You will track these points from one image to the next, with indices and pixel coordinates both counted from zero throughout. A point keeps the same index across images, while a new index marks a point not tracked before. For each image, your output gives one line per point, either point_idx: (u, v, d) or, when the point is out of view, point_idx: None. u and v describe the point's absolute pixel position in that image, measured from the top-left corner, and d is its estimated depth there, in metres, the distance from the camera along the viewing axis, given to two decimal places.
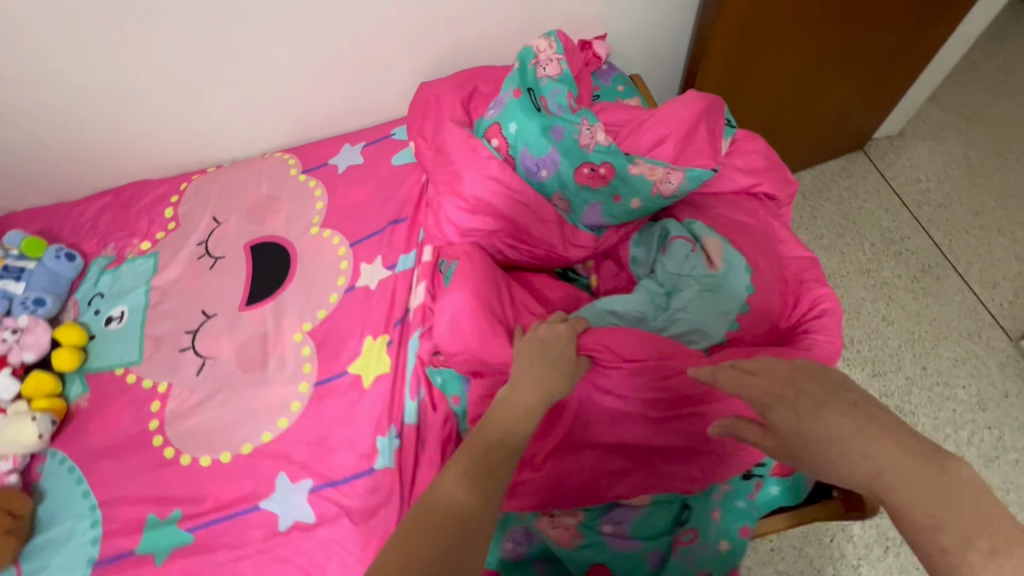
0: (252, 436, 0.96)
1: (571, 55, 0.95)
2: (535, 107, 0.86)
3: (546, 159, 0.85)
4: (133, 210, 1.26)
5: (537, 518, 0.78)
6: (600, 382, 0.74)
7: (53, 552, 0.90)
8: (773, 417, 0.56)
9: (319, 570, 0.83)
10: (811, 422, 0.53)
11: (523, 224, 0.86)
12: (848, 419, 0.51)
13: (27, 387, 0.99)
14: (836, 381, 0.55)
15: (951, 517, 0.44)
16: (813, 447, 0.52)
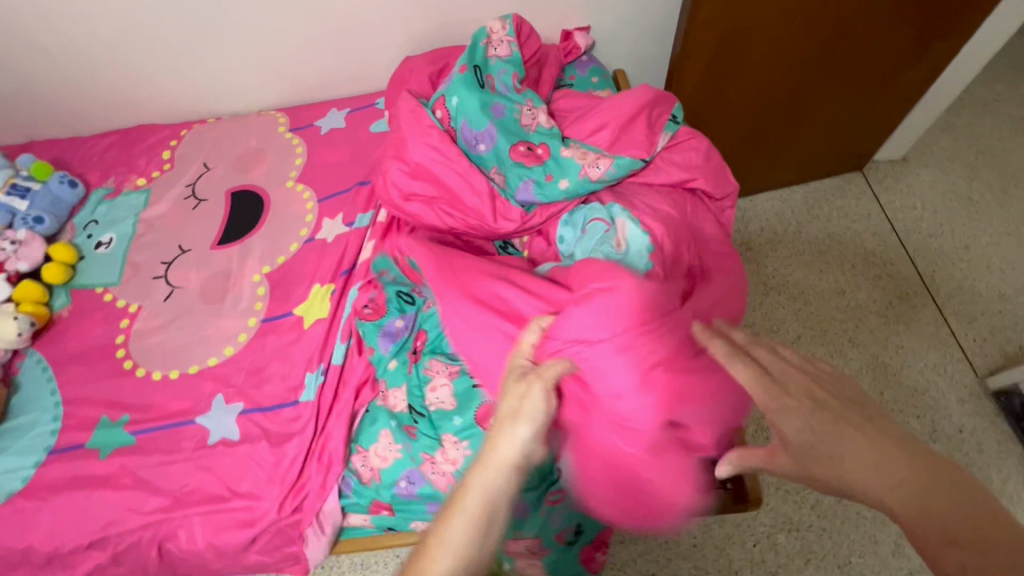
0: (200, 360, 1.06)
1: (528, 38, 0.98)
2: (479, 84, 0.91)
3: (484, 133, 0.90)
4: (135, 150, 1.38)
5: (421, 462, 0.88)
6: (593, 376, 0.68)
7: (18, 436, 1.02)
8: (790, 429, 0.58)
9: (234, 482, 0.92)
10: (829, 432, 0.56)
11: (457, 195, 0.91)
12: (870, 437, 0.55)
13: (18, 292, 1.12)
14: (849, 398, 0.58)
15: (961, 532, 0.49)
16: (823, 459, 0.55)
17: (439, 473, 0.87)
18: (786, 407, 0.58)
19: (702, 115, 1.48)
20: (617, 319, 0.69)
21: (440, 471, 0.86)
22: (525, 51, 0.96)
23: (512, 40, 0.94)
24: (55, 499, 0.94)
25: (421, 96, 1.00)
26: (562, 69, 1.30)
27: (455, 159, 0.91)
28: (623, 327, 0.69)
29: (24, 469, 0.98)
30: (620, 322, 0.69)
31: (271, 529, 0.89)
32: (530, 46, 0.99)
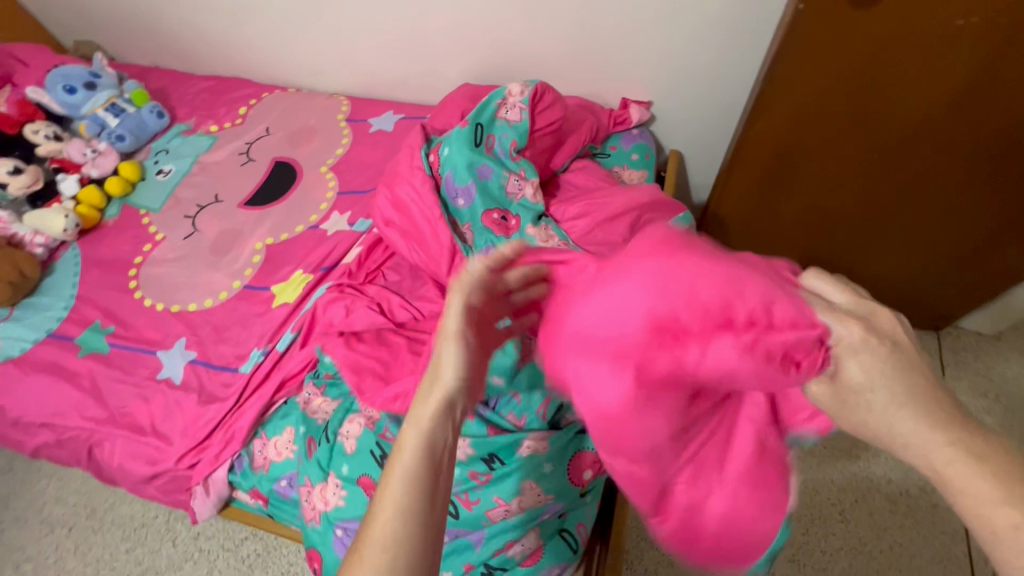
0: (184, 301, 1.17)
1: (549, 110, 0.97)
2: (475, 143, 0.92)
3: (464, 190, 0.91)
4: (221, 100, 1.55)
5: (303, 482, 0.90)
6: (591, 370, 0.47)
7: (34, 312, 1.20)
8: (847, 365, 0.43)
9: (158, 419, 1.02)
10: (912, 405, 0.40)
11: (423, 242, 0.95)
12: (919, 381, 0.41)
13: (81, 194, 1.31)
14: (900, 339, 0.44)
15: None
16: (879, 412, 0.41)
17: (311, 501, 0.89)
18: (871, 351, 0.42)
19: (752, 222, 1.32)
20: (634, 314, 0.45)
21: (312, 502, 0.89)
22: (537, 120, 0.96)
23: (525, 107, 0.94)
24: (32, 377, 1.10)
25: (431, 133, 1.03)
26: (607, 137, 1.27)
27: (431, 207, 0.94)
28: (640, 329, 0.44)
29: (25, 343, 1.16)
30: (634, 322, 0.45)
31: (171, 473, 0.97)
32: (549, 115, 0.97)
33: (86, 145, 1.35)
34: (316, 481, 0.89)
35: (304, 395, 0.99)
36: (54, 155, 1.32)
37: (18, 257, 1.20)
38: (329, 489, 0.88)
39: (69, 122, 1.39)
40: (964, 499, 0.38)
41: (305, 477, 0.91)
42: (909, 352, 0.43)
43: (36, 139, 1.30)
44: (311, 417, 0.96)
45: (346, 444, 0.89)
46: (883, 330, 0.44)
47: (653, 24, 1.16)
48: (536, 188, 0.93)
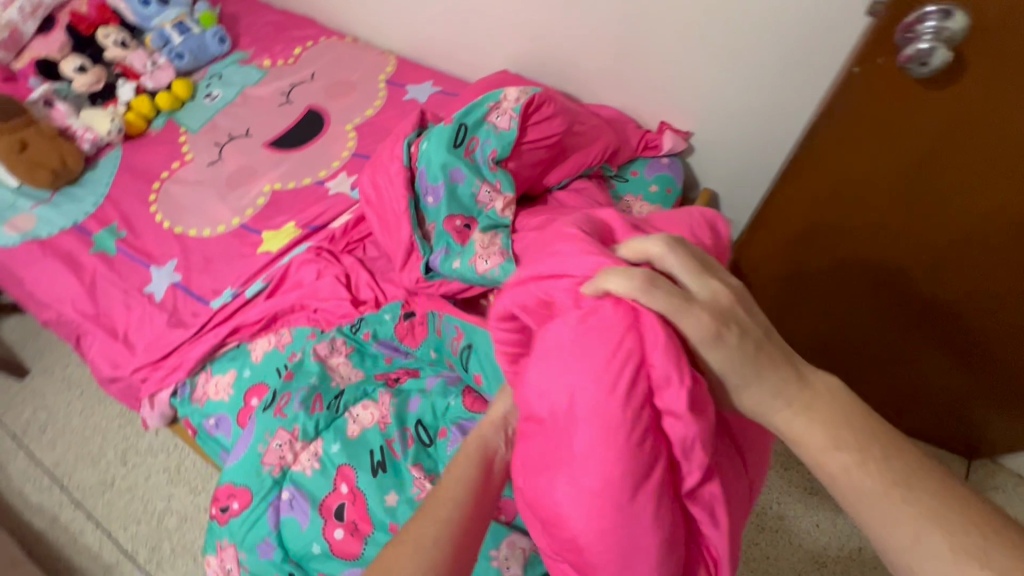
0: (187, 225, 1.24)
1: (544, 124, 0.91)
2: (455, 144, 0.88)
3: (433, 190, 0.88)
4: (281, 36, 1.59)
5: (285, 429, 0.89)
6: (568, 475, 0.52)
7: (69, 201, 1.32)
8: (715, 348, 0.49)
9: (132, 329, 1.11)
10: (769, 371, 0.49)
11: (388, 231, 0.95)
12: (772, 351, 0.50)
13: (134, 102, 1.41)
14: (757, 311, 0.53)
15: (858, 441, 0.46)
16: (748, 368, 0.49)
17: (283, 451, 0.88)
18: (713, 308, 0.50)
19: (768, 287, 1.18)
20: (570, 458, 0.52)
21: (284, 451, 0.88)
22: (529, 131, 0.90)
23: (516, 115, 0.88)
24: (49, 261, 1.22)
25: (427, 122, 0.99)
26: (630, 160, 1.18)
27: (402, 199, 0.92)
28: (587, 468, 0.51)
29: (53, 228, 1.28)
30: (581, 464, 0.51)
31: (129, 380, 1.06)
32: (543, 128, 0.91)
33: (148, 57, 1.43)
34: (301, 436, 0.88)
35: (331, 340, 1.00)
36: (118, 61, 1.42)
37: (65, 149, 1.31)
38: (307, 453, 0.87)
39: (140, 32, 1.48)
40: (818, 455, 0.47)
41: (291, 425, 0.89)
42: (753, 314, 0.51)
43: (106, 44, 1.40)
44: (327, 376, 0.95)
45: (350, 427, 0.88)
46: (736, 289, 0.52)
47: (705, 46, 1.04)
48: (507, 201, 0.87)
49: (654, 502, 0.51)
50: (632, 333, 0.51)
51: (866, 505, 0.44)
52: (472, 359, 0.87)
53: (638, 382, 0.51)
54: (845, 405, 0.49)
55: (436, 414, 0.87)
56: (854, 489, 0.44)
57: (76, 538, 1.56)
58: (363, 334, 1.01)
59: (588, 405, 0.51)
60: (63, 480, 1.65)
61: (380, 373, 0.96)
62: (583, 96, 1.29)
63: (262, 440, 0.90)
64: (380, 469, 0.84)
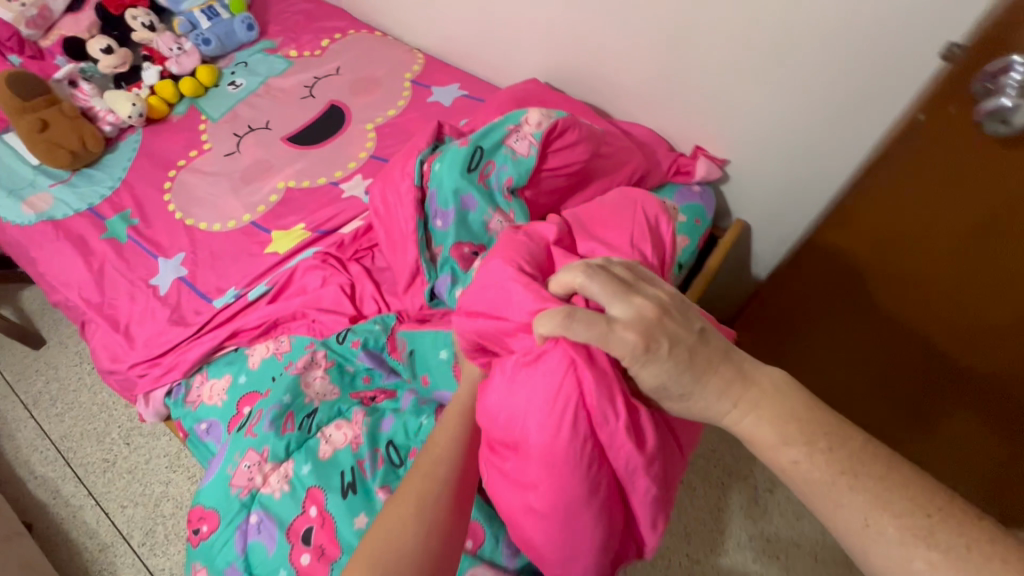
0: (198, 218, 1.22)
1: (565, 150, 0.86)
2: (468, 167, 0.83)
3: (443, 214, 0.84)
4: (310, 26, 1.55)
5: (253, 450, 0.86)
6: (525, 491, 0.61)
7: (86, 183, 1.31)
8: (648, 369, 0.53)
9: (135, 321, 1.09)
10: (709, 377, 0.54)
11: (393, 251, 0.92)
12: (704, 359, 0.54)
13: (158, 86, 1.39)
14: (685, 315, 0.55)
15: (789, 427, 0.52)
16: (683, 381, 0.54)
17: (252, 473, 0.85)
18: (639, 329, 0.52)
19: (796, 333, 1.10)
20: (526, 478, 0.60)
21: (252, 474, 0.85)
22: (548, 158, 0.85)
23: (536, 141, 0.83)
24: (61, 243, 1.22)
25: (444, 136, 0.94)
26: (659, 185, 1.11)
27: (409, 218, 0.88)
28: (539, 488, 0.59)
29: (68, 210, 1.27)
30: (535, 484, 0.60)
31: (126, 374, 1.04)
32: (565, 155, 0.86)
33: (175, 41, 1.41)
34: (270, 458, 0.85)
35: (310, 353, 0.95)
36: (145, 43, 1.40)
37: (86, 130, 1.29)
38: (277, 475, 0.84)
39: (170, 15, 1.46)
40: (759, 441, 0.53)
41: (261, 446, 0.86)
42: (678, 325, 0.54)
43: (134, 25, 1.37)
44: (301, 392, 0.91)
45: (322, 448, 0.85)
46: (661, 303, 0.55)
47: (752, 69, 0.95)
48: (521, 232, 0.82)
49: (601, 513, 0.59)
50: (574, 376, 0.57)
51: (805, 483, 0.50)
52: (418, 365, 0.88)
53: (581, 418, 0.58)
54: (785, 399, 0.53)
55: (409, 433, 0.86)
56: (804, 480, 0.50)
57: (74, 514, 1.57)
58: (349, 343, 0.96)
59: (536, 440, 0.58)
60: (67, 454, 1.67)
61: (357, 391, 0.93)
62: (615, 111, 1.22)
63: (231, 461, 0.87)
64: (350, 490, 0.80)
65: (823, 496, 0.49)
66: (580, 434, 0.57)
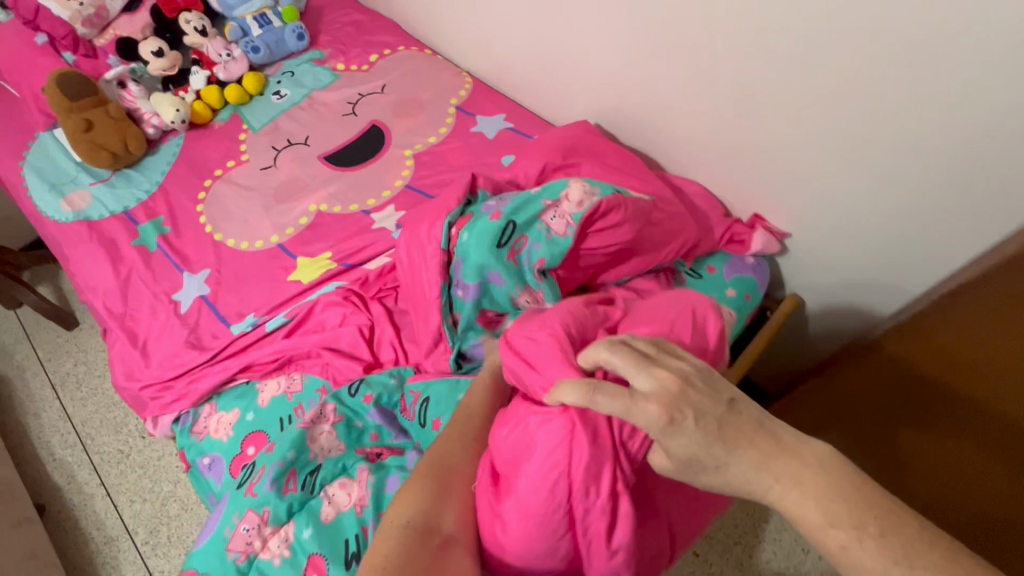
0: (227, 233, 1.20)
1: (607, 232, 0.81)
2: (497, 241, 0.79)
3: (467, 287, 0.81)
4: (361, 40, 1.51)
5: (253, 512, 0.83)
6: (494, 526, 0.59)
7: (124, 183, 1.31)
8: (673, 442, 0.48)
9: (154, 338, 1.07)
10: (743, 449, 0.48)
11: (415, 310, 0.88)
12: (736, 433, 0.48)
13: (203, 92, 1.37)
14: (710, 383, 0.51)
15: (839, 505, 0.45)
16: (713, 457, 0.48)
17: (251, 537, 0.82)
18: (661, 399, 0.48)
19: (846, 431, 0.99)
20: (496, 519, 0.58)
21: (250, 538, 0.82)
22: (585, 240, 0.81)
23: (574, 223, 0.78)
24: (93, 246, 1.21)
25: (477, 188, 0.92)
26: (708, 253, 1.02)
27: (434, 278, 0.85)
28: (508, 532, 0.57)
29: (104, 211, 1.26)
30: (503, 527, 0.58)
31: (139, 393, 1.03)
32: (608, 235, 0.81)
33: (225, 47, 1.39)
34: (271, 520, 0.82)
35: (319, 405, 0.90)
36: (196, 47, 1.39)
37: (129, 132, 1.29)
38: (277, 539, 0.82)
39: (223, 19, 1.44)
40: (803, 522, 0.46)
41: (261, 508, 0.83)
42: (706, 396, 0.50)
43: (186, 29, 1.37)
44: (306, 448, 0.87)
45: (324, 510, 0.82)
46: (684, 372, 0.51)
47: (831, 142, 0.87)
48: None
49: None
50: (572, 441, 0.56)
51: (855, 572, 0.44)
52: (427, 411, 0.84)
53: (568, 485, 0.56)
54: (832, 474, 0.47)
55: None
56: (856, 567, 0.44)
57: (86, 502, 1.59)
58: (361, 398, 0.91)
59: (523, 489, 0.56)
60: (87, 441, 1.69)
61: (363, 447, 0.89)
62: (668, 162, 1.14)
63: (229, 522, 0.84)
64: (353, 561, 0.78)
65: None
66: (560, 502, 0.56)
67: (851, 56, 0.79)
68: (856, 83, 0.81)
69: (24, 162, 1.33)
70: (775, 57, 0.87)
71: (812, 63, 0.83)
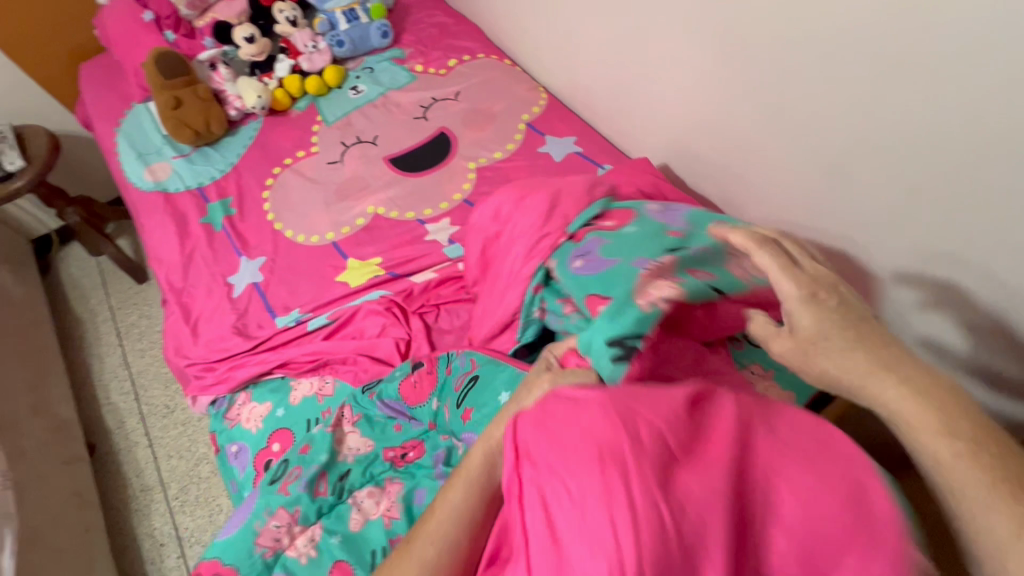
0: (287, 224, 1.22)
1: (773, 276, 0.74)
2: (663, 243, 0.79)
3: (594, 260, 0.79)
4: (442, 43, 1.51)
5: (283, 507, 0.83)
6: None
7: (201, 160, 1.36)
8: (796, 316, 0.58)
9: (206, 317, 1.11)
10: (865, 339, 0.54)
11: (494, 288, 0.88)
12: (866, 332, 0.55)
13: (286, 80, 1.41)
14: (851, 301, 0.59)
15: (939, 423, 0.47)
16: (835, 329, 0.55)
17: (279, 534, 0.81)
18: (801, 279, 0.60)
19: None
20: None
21: (279, 535, 0.81)
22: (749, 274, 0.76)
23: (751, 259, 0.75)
24: (165, 217, 1.27)
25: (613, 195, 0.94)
26: None
27: (525, 262, 0.85)
28: None
29: (180, 184, 1.32)
30: None
31: (185, 369, 1.07)
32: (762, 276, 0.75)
33: (312, 39, 1.42)
34: (300, 520, 0.82)
35: (339, 409, 0.92)
36: (286, 36, 1.43)
37: (212, 112, 1.34)
38: (304, 538, 0.81)
39: (315, 11, 1.48)
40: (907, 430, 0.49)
41: (292, 506, 0.83)
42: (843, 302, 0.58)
43: (279, 18, 1.42)
44: (336, 449, 0.88)
45: (352, 517, 0.82)
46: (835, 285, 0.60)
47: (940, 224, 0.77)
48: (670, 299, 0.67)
49: None
50: None
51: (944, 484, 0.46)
52: (469, 393, 0.82)
53: None
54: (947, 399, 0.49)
55: None
56: (949, 481, 0.45)
57: (128, 449, 1.69)
58: (369, 395, 0.93)
59: None
60: (139, 391, 1.80)
61: (389, 449, 0.88)
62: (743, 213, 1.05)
63: (258, 517, 0.83)
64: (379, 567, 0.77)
65: (1013, 523, 0.42)
66: None
67: (979, 136, 0.69)
68: (975, 163, 0.71)
69: (119, 129, 1.42)
70: (887, 124, 0.78)
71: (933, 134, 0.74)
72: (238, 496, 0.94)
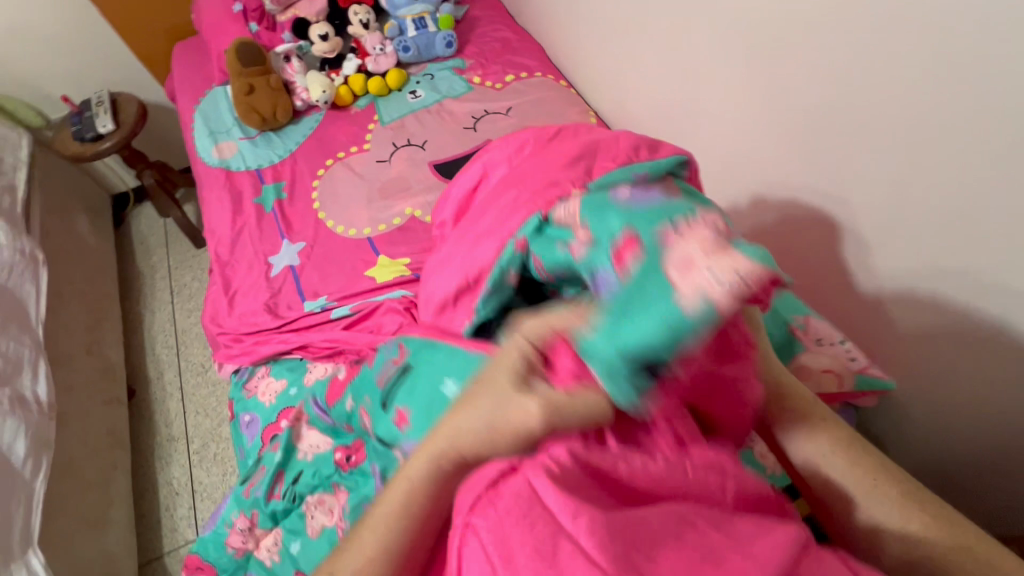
0: (330, 214, 1.29)
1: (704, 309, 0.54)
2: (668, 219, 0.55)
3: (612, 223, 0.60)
4: (503, 58, 1.55)
5: (244, 511, 0.90)
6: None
7: (263, 144, 1.46)
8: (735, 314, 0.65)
9: (243, 292, 1.19)
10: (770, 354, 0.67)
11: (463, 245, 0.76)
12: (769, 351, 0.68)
13: (351, 77, 1.49)
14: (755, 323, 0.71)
15: (832, 430, 0.63)
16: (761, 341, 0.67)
17: (245, 535, 0.88)
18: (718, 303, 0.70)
19: None
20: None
21: (245, 536, 0.88)
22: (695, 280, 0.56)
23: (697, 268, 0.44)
24: (223, 193, 1.37)
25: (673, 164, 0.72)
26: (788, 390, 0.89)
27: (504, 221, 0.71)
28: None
29: (241, 164, 1.42)
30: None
31: (217, 337, 1.15)
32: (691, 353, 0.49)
33: (380, 42, 1.50)
34: (259, 523, 0.89)
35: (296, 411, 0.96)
36: (357, 37, 1.51)
37: (280, 101, 1.44)
38: (269, 540, 0.87)
39: (387, 16, 1.56)
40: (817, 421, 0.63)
41: (250, 510, 0.89)
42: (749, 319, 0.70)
43: (353, 20, 1.51)
44: (294, 449, 0.92)
45: (307, 524, 0.84)
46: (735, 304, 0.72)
47: (960, 299, 0.75)
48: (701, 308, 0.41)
49: None
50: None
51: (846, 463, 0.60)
52: (395, 390, 0.76)
53: None
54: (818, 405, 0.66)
55: None
56: (851, 461, 0.60)
57: (163, 399, 1.82)
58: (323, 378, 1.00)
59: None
60: (181, 346, 1.94)
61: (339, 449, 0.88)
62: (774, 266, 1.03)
63: (228, 518, 0.90)
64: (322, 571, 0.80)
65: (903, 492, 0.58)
66: None
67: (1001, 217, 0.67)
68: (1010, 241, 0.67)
69: (197, 107, 1.54)
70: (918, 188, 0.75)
71: (962, 212, 0.70)
72: (243, 462, 1.01)
